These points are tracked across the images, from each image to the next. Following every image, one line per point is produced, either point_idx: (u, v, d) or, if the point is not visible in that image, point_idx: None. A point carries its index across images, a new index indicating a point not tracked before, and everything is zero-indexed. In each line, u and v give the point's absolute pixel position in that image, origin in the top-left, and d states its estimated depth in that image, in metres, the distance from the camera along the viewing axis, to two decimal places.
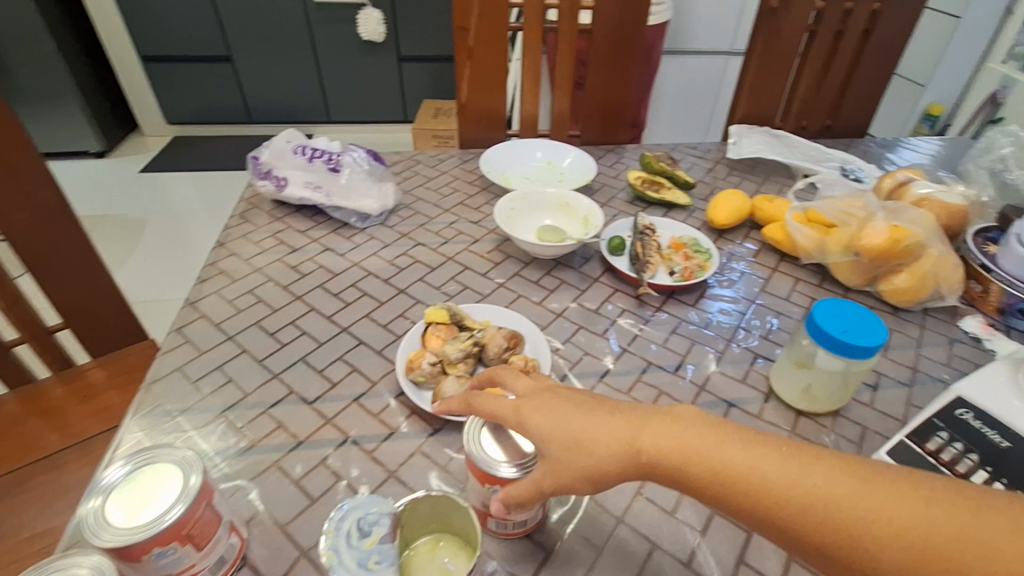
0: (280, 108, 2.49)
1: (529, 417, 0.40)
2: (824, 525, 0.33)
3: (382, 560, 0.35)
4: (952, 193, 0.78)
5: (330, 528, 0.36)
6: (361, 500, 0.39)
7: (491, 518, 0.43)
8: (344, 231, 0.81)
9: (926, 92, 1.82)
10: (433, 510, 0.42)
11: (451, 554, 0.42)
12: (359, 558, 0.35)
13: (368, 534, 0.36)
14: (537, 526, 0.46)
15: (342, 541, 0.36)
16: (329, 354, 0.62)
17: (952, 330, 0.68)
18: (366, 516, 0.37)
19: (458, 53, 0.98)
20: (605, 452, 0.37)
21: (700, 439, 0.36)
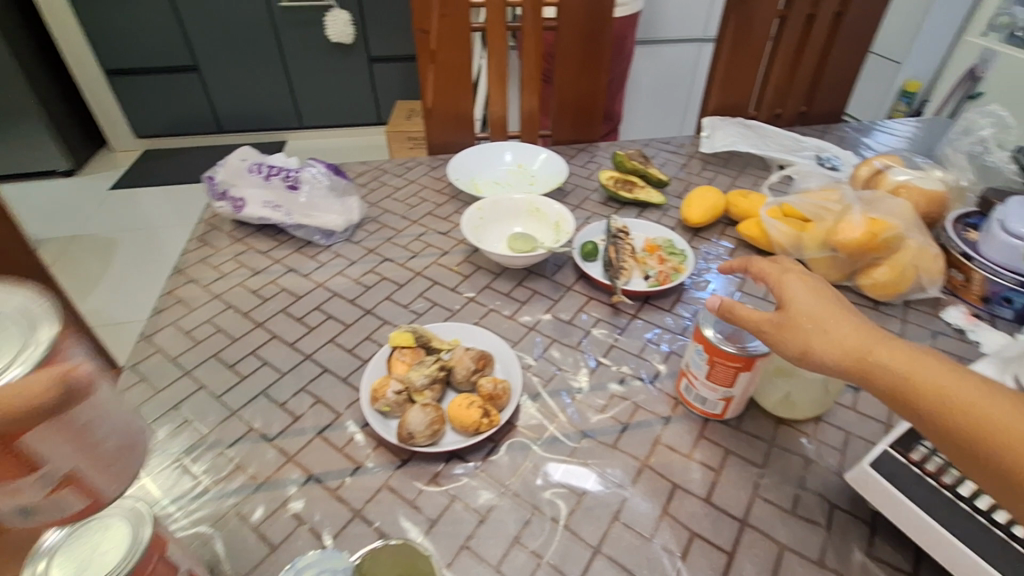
0: (251, 116, 2.43)
1: (791, 300, 0.44)
2: (999, 443, 0.34)
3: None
4: (929, 179, 0.76)
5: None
6: (315, 557, 0.36)
7: (685, 380, 0.55)
8: (308, 249, 0.78)
9: (902, 70, 1.81)
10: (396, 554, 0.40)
11: None
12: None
13: None
14: (717, 416, 0.54)
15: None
16: (292, 385, 0.59)
17: (934, 322, 0.66)
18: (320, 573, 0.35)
19: (421, 56, 0.95)
20: (822, 329, 0.41)
21: (923, 356, 0.38)
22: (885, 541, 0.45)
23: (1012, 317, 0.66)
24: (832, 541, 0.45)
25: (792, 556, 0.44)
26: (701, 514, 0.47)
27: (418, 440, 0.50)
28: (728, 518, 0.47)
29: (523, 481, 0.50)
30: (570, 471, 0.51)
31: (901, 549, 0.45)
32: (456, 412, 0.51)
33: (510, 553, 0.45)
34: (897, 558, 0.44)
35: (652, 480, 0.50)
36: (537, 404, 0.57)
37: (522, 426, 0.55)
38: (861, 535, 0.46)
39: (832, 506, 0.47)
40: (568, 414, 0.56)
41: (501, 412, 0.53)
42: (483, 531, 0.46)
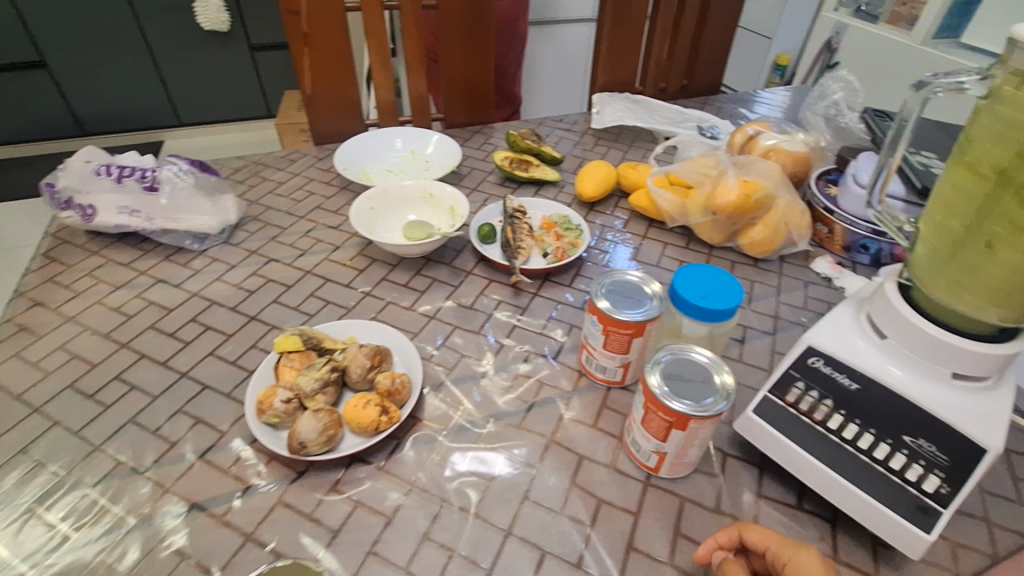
0: (118, 114, 2.18)
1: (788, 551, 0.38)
2: None
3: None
4: (794, 142, 0.82)
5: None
6: None
7: (586, 352, 0.55)
8: (180, 256, 0.70)
9: (774, 44, 1.95)
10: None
11: None
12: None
13: None
14: (619, 384, 0.56)
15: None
16: (166, 408, 0.53)
17: (806, 273, 0.72)
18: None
19: (292, 39, 0.88)
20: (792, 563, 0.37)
21: None
22: (772, 480, 0.48)
23: (869, 262, 0.73)
24: (726, 487, 0.48)
25: (692, 507, 0.46)
26: (607, 480, 0.48)
27: (311, 448, 0.46)
28: (633, 481, 0.48)
29: (430, 474, 0.48)
30: (477, 458, 0.50)
31: (786, 485, 0.48)
32: (352, 415, 0.48)
33: (419, 550, 0.43)
34: (784, 494, 0.47)
35: (559, 454, 0.50)
36: (441, 394, 0.55)
37: (427, 418, 0.53)
38: (752, 478, 0.48)
39: (726, 454, 0.50)
40: (474, 400, 0.55)
41: (401, 408, 0.51)
42: (390, 533, 0.44)
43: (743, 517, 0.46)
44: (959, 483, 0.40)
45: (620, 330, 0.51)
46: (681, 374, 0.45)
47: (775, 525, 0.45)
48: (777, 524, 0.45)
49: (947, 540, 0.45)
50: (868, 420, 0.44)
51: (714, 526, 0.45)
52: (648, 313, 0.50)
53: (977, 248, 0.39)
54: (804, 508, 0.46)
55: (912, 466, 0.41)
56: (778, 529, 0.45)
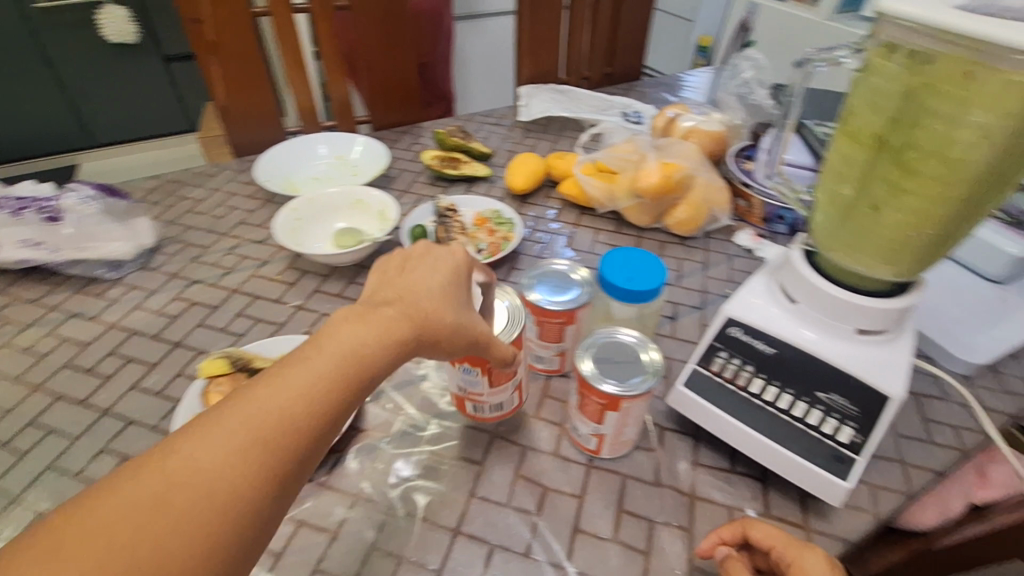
0: (21, 139, 2.03)
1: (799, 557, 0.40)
2: None
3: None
4: (711, 122, 0.85)
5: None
6: None
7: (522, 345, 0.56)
8: (94, 287, 0.67)
9: (695, 27, 2.02)
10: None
11: None
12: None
13: None
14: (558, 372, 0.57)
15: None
16: (89, 448, 0.50)
17: (729, 247, 0.75)
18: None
19: (200, 48, 0.84)
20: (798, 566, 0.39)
21: None
22: (706, 448, 0.50)
23: (787, 231, 0.76)
24: (664, 460, 0.50)
25: (633, 483, 0.48)
26: (551, 467, 0.49)
27: None
28: (576, 465, 0.49)
29: (374, 483, 0.48)
30: (420, 462, 0.50)
31: (720, 451, 0.50)
32: None
33: (367, 561, 0.43)
34: (717, 460, 0.50)
35: (503, 448, 0.51)
36: (381, 401, 0.54)
37: (368, 427, 0.52)
38: (688, 448, 0.50)
39: (663, 429, 0.52)
40: (415, 403, 0.54)
41: None
42: (336, 548, 0.44)
43: (681, 487, 0.47)
44: (869, 430, 0.43)
45: (552, 320, 0.52)
46: (610, 357, 0.46)
47: (711, 491, 0.47)
48: (713, 490, 0.47)
49: (866, 484, 0.48)
50: (786, 382, 0.46)
51: (654, 499, 0.47)
52: (577, 301, 0.51)
53: (865, 210, 0.40)
54: (736, 471, 0.49)
55: (828, 420, 0.44)
56: (714, 494, 0.47)
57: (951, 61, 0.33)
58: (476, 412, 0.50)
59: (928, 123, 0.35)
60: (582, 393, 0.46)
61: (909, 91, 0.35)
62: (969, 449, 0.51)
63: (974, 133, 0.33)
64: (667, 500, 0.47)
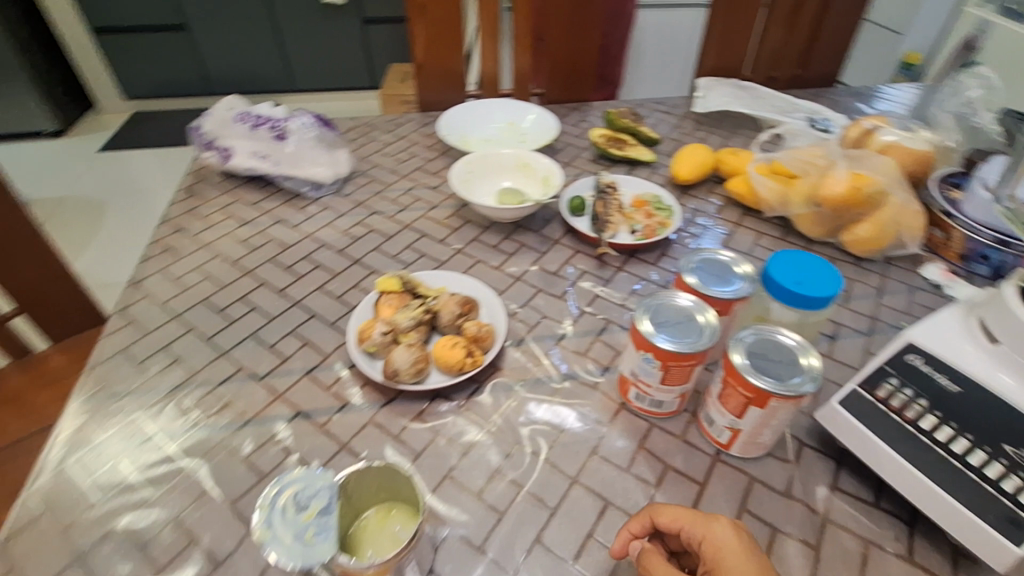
0: (242, 77, 2.38)
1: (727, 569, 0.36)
2: None
3: (319, 532, 0.35)
4: (917, 139, 0.76)
5: (262, 523, 0.35)
6: (302, 476, 0.39)
7: None
8: (297, 201, 0.78)
9: (904, 41, 1.80)
10: (379, 479, 0.41)
11: (402, 522, 0.41)
12: (294, 531, 0.35)
13: (305, 508, 0.37)
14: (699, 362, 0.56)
15: (277, 517, 0.36)
16: (281, 329, 0.60)
17: (912, 278, 0.67)
18: (303, 490, 0.37)
19: (412, 12, 0.93)
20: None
21: None
22: (849, 475, 0.47)
23: (988, 273, 0.67)
24: (798, 474, 0.47)
25: (760, 487, 0.46)
26: (675, 449, 0.49)
27: (402, 377, 0.51)
28: (701, 454, 0.49)
29: (506, 418, 0.52)
30: (550, 411, 0.52)
31: (865, 482, 0.47)
32: (441, 353, 0.53)
33: (491, 483, 0.46)
34: (860, 491, 0.46)
35: (629, 420, 0.52)
36: (521, 348, 0.58)
37: (506, 368, 0.56)
38: (828, 470, 0.47)
39: (802, 444, 0.49)
40: (552, 358, 0.57)
41: (485, 354, 0.55)
42: (465, 463, 0.48)
43: (813, 506, 0.45)
44: None
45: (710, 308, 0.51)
46: (765, 353, 0.44)
47: (847, 519, 0.44)
48: (850, 519, 0.44)
49: None
50: (965, 425, 0.41)
51: (781, 509, 0.45)
52: (738, 293, 0.50)
53: None
54: (880, 507, 0.45)
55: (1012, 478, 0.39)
56: (849, 522, 0.44)
57: None
58: (636, 401, 0.51)
59: None
60: (727, 385, 0.45)
61: None
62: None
63: None
64: (795, 514, 0.45)
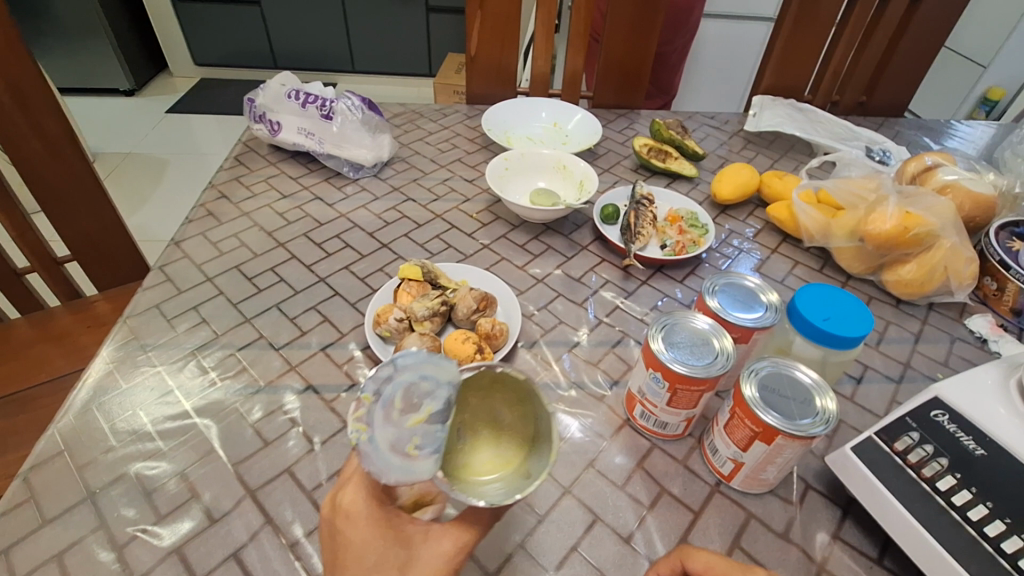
0: (305, 54, 2.45)
1: None
2: None
3: (422, 440, 0.32)
4: (980, 181, 0.72)
5: (360, 423, 0.33)
6: (418, 365, 0.34)
7: None
8: (336, 180, 0.80)
9: (986, 75, 1.70)
10: (502, 388, 0.36)
11: (524, 430, 0.35)
12: (395, 438, 0.32)
13: (413, 410, 0.33)
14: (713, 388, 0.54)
15: (379, 418, 0.33)
16: (304, 302, 0.62)
17: (956, 328, 0.64)
18: (415, 388, 0.34)
19: (471, 4, 0.93)
20: None
21: None
22: (854, 526, 0.45)
23: None
24: (799, 517, 0.45)
25: (757, 525, 0.45)
26: (674, 473, 0.48)
27: None
28: (701, 482, 0.48)
29: None
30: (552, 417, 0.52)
31: (870, 536, 0.44)
32: (451, 346, 0.53)
33: None
34: (864, 544, 0.44)
35: (631, 437, 0.51)
36: (532, 351, 0.58)
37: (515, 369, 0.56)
38: (832, 517, 0.46)
39: (809, 487, 0.47)
40: (562, 364, 0.57)
41: (495, 352, 0.55)
42: None
43: (810, 553, 0.43)
44: None
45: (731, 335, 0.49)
46: (778, 389, 0.43)
47: (845, 571, 0.43)
48: (847, 571, 0.43)
49: None
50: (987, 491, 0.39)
51: (775, 550, 0.43)
52: (760, 322, 0.48)
53: None
54: (883, 565, 0.43)
55: None
56: (847, 573, 0.42)
57: None
58: (641, 420, 0.50)
59: None
60: (736, 417, 0.44)
61: None
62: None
63: None
64: (789, 558, 0.43)
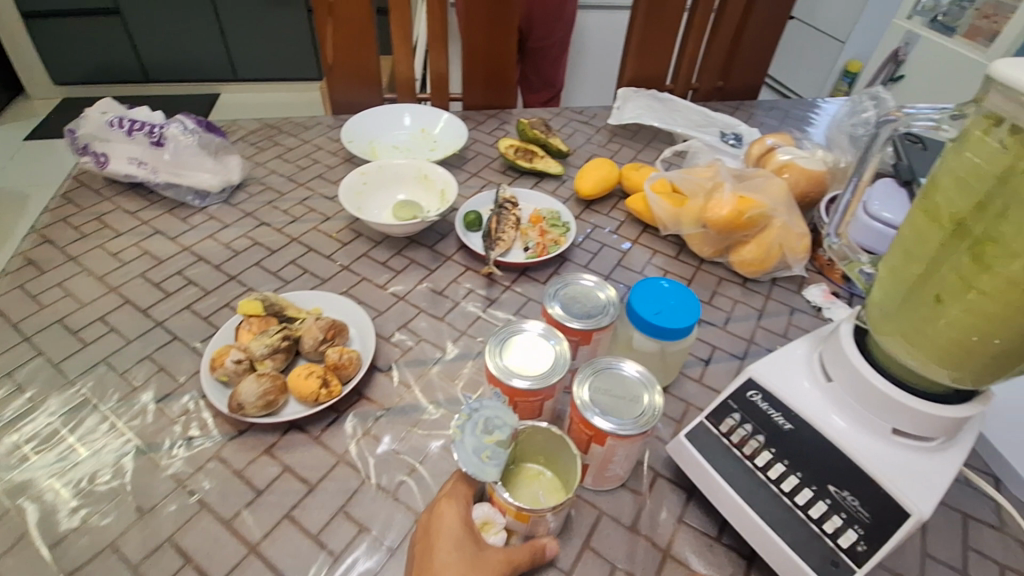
0: (179, 64, 2.27)
1: None
2: None
3: (494, 457, 0.40)
4: (813, 159, 0.78)
5: (456, 426, 0.41)
6: (493, 402, 0.42)
7: None
8: (181, 211, 0.74)
9: (845, 50, 1.84)
10: (545, 443, 0.45)
11: (546, 492, 0.44)
12: (475, 446, 0.40)
13: (491, 432, 0.40)
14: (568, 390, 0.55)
15: (469, 429, 0.40)
16: (138, 353, 0.57)
17: (795, 299, 0.68)
18: (494, 416, 0.41)
19: (318, 9, 0.89)
20: None
21: None
22: (696, 507, 0.47)
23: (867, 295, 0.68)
24: (647, 507, 0.47)
25: (607, 521, 0.46)
26: None
27: (249, 410, 0.49)
28: None
29: (361, 450, 0.50)
30: (409, 441, 0.51)
31: (711, 515, 0.47)
32: (295, 383, 0.50)
33: (333, 522, 0.45)
34: (705, 524, 0.46)
35: None
36: (390, 374, 0.56)
37: (371, 395, 0.54)
38: (677, 502, 0.48)
39: (657, 475, 0.49)
40: (422, 383, 0.56)
41: (345, 383, 0.53)
42: (309, 501, 0.46)
43: (656, 541, 0.45)
44: (878, 542, 0.38)
45: (572, 337, 0.50)
46: (610, 389, 0.44)
47: (687, 554, 0.45)
48: (689, 553, 0.45)
49: None
50: (797, 463, 0.42)
51: (622, 544, 0.45)
52: (598, 323, 0.49)
53: (926, 300, 0.35)
54: (722, 542, 0.45)
55: (832, 517, 0.40)
56: (690, 557, 0.44)
57: None
58: None
59: (1018, 217, 0.29)
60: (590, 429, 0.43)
61: (1005, 175, 0.30)
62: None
63: None
64: (635, 549, 0.45)
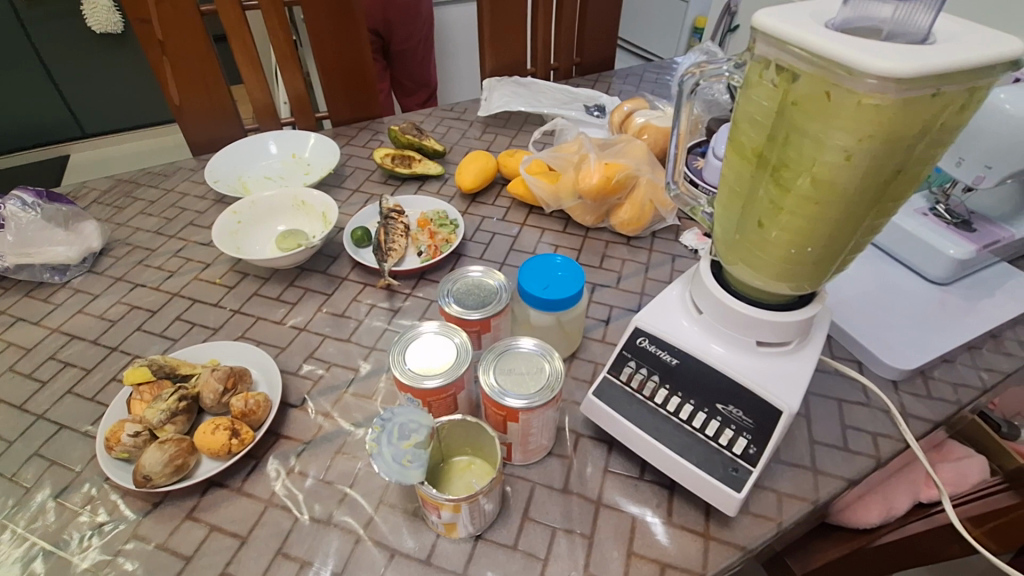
0: (11, 129, 2.02)
1: None
2: None
3: (415, 458, 0.41)
4: (666, 117, 0.84)
5: (372, 440, 0.41)
6: (404, 408, 0.43)
7: None
8: (40, 291, 0.68)
9: (690, 8, 1.97)
10: (467, 433, 0.46)
11: (478, 476, 0.46)
12: (394, 453, 0.41)
13: (407, 437, 0.41)
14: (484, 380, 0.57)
15: (384, 438, 0.41)
16: (20, 453, 0.52)
17: (675, 247, 0.74)
18: (407, 421, 0.42)
19: (149, 48, 0.84)
20: None
21: None
22: (618, 455, 0.51)
23: None
24: (576, 468, 0.50)
25: (541, 490, 0.49)
26: None
27: (158, 480, 0.46)
28: None
29: (288, 488, 0.49)
30: (337, 467, 0.51)
31: (632, 459, 0.51)
32: (202, 441, 0.48)
33: (272, 566, 0.44)
34: (628, 468, 0.50)
35: None
36: (305, 407, 0.55)
37: (289, 432, 0.53)
38: (601, 455, 0.51)
39: (580, 435, 0.53)
40: (339, 408, 0.55)
41: (257, 427, 0.51)
42: (244, 553, 0.45)
43: (589, 495, 0.48)
44: (763, 442, 0.43)
45: (472, 329, 0.52)
46: (513, 367, 0.46)
47: (618, 500, 0.48)
48: (619, 498, 0.48)
49: (774, 491, 0.49)
50: (689, 392, 0.46)
51: (559, 507, 0.48)
52: (492, 310, 0.52)
53: (753, 227, 0.40)
54: (645, 480, 0.49)
55: (725, 431, 0.45)
56: (620, 500, 0.48)
57: (814, 81, 0.32)
58: None
59: (798, 142, 0.34)
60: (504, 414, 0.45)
61: (782, 108, 0.35)
62: (883, 456, 0.52)
63: (837, 153, 0.32)
64: (572, 508, 0.48)
